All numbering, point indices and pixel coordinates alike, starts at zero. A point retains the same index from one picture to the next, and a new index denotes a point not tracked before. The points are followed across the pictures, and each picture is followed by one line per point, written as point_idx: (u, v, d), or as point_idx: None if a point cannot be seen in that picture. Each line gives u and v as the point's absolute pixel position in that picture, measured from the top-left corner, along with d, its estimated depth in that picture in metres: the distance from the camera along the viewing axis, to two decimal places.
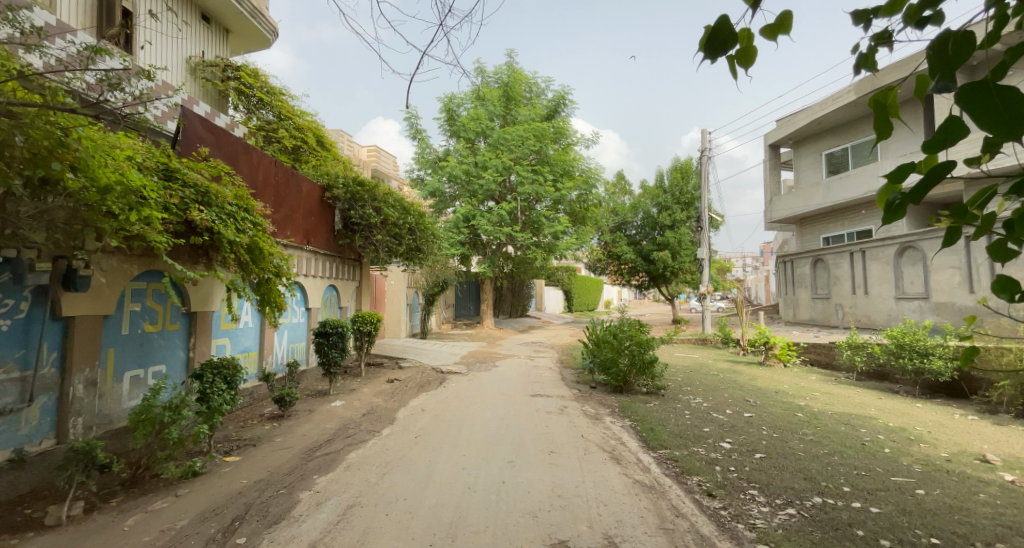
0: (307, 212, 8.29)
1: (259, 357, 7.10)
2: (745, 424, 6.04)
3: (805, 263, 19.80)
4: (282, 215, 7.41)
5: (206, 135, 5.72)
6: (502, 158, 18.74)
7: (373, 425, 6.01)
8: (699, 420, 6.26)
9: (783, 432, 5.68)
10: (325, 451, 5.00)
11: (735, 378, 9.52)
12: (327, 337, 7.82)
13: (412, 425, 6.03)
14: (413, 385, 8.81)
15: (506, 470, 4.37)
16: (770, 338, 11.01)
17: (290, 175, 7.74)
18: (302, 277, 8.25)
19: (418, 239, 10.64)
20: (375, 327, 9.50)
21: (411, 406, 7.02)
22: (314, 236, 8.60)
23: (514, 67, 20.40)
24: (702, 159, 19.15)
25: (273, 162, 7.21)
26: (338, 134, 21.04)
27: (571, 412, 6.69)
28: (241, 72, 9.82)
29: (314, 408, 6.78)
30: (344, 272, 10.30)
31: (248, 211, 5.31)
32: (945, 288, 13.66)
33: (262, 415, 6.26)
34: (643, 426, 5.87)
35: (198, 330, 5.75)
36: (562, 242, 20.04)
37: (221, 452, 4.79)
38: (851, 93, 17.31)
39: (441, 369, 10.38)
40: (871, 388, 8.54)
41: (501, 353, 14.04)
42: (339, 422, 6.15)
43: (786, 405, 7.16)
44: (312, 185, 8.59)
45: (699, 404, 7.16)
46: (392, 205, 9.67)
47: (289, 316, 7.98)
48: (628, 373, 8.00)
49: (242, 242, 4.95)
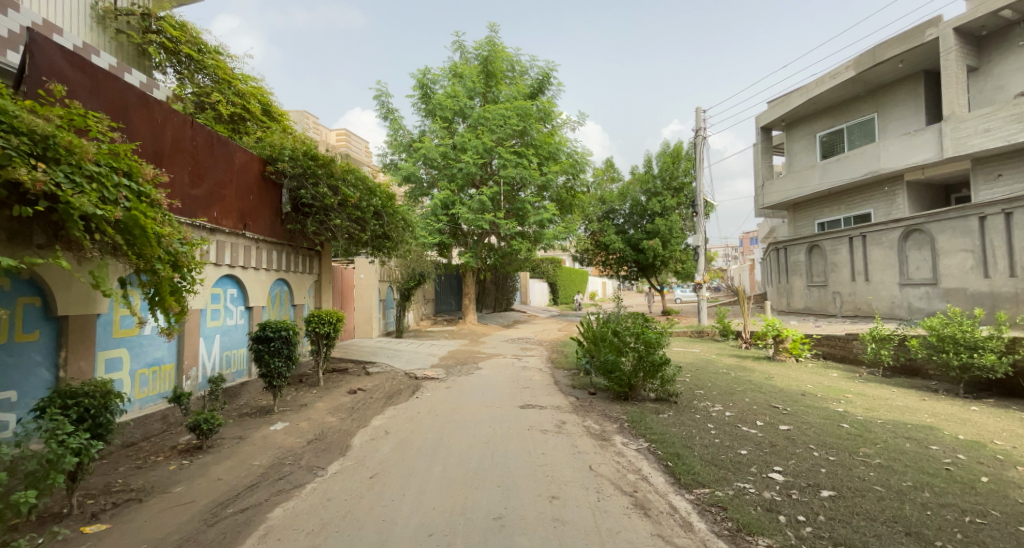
0: (241, 189, 6.73)
1: (178, 371, 5.64)
2: (788, 442, 4.89)
3: (800, 250, 19.00)
4: (206, 191, 5.90)
5: (75, 74, 4.11)
6: (482, 140, 17.24)
7: (317, 459, 4.62)
8: (730, 437, 5.07)
9: (839, 454, 4.53)
10: (240, 507, 3.58)
11: (749, 377, 8.42)
12: (268, 343, 6.29)
13: (368, 457, 4.67)
14: (380, 396, 7.40)
15: (492, 536, 3.04)
16: (782, 330, 9.94)
17: (216, 141, 6.13)
18: (237, 270, 6.76)
19: (385, 225, 9.16)
20: (334, 329, 8.04)
21: (373, 428, 5.64)
22: (253, 219, 7.09)
23: (495, 41, 19.00)
24: (695, 140, 18.00)
25: (189, 122, 5.61)
26: (302, 115, 19.29)
27: (572, 430, 5.43)
28: (165, 23, 8.24)
29: (245, 434, 5.32)
30: (297, 263, 8.79)
31: (129, 177, 3.78)
32: (955, 274, 12.91)
33: (174, 447, 4.84)
34: (665, 449, 4.62)
35: (72, 342, 4.21)
36: (549, 231, 18.55)
37: (80, 520, 3.25)
38: (850, 69, 16.44)
39: (415, 374, 9.00)
40: (905, 386, 7.55)
41: (485, 352, 12.77)
42: (273, 454, 4.72)
43: (823, 412, 6.08)
44: (248, 155, 6.98)
45: (722, 414, 6.00)
46: (353, 184, 8.13)
47: (222, 318, 6.54)
48: (633, 378, 6.79)
49: (109, 218, 3.38)
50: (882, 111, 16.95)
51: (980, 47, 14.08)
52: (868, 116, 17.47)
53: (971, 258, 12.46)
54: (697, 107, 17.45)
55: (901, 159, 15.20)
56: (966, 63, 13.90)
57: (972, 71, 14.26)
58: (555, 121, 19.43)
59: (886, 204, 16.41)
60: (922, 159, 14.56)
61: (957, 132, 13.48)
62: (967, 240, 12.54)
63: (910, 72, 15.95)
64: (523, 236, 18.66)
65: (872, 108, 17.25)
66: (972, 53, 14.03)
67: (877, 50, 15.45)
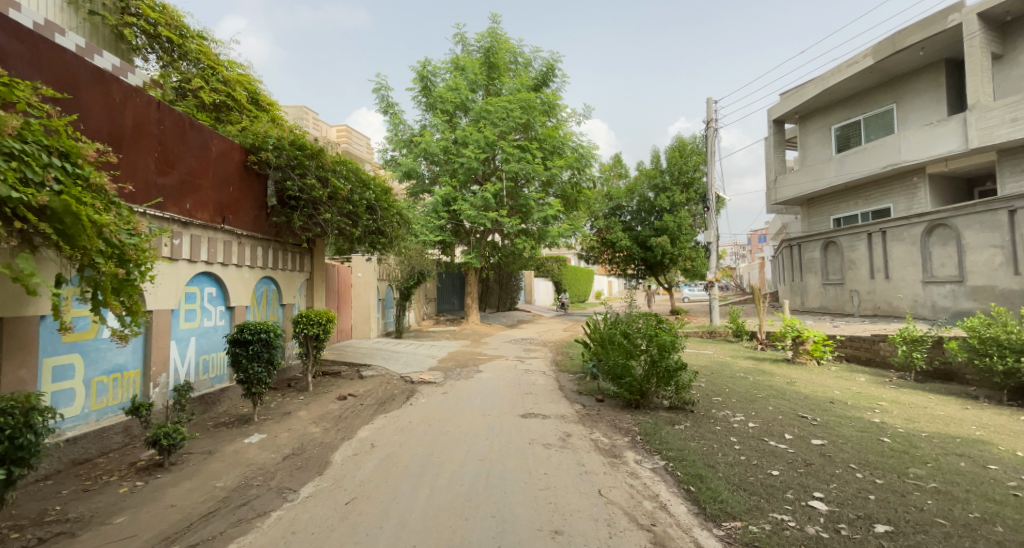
0: (219, 180, 6.23)
1: (145, 377, 5.17)
2: (823, 461, 4.30)
3: (815, 247, 18.28)
4: (177, 180, 5.41)
5: (12, 43, 3.61)
6: (484, 133, 16.64)
7: (289, 479, 4.10)
8: (755, 454, 4.49)
9: (885, 475, 3.92)
10: (187, 543, 3.04)
11: (769, 383, 7.81)
12: (246, 347, 5.74)
13: (347, 477, 4.14)
14: (371, 403, 6.87)
15: None
16: (802, 331, 9.30)
17: (188, 126, 5.64)
18: (216, 267, 6.31)
19: (379, 220, 8.63)
20: (323, 330, 7.53)
21: (358, 440, 5.12)
22: (233, 212, 6.60)
23: (497, 32, 18.42)
24: (706, 132, 17.29)
25: (155, 103, 5.11)
26: (301, 111, 18.90)
27: (578, 445, 4.86)
28: (143, 4, 7.85)
29: (215, 447, 4.81)
30: (286, 261, 8.29)
31: (66, 158, 3.25)
32: (983, 271, 12.18)
33: (132, 465, 4.37)
34: (685, 469, 4.04)
35: (7, 347, 3.70)
36: (553, 228, 17.95)
37: None
38: (868, 58, 15.70)
39: (411, 378, 8.47)
40: (943, 393, 6.88)
41: (487, 353, 12.24)
42: (241, 473, 4.20)
43: (857, 423, 5.47)
44: (228, 143, 6.48)
45: (743, 426, 5.42)
46: (343, 177, 7.63)
47: (199, 319, 6.07)
48: (644, 385, 6.23)
49: (31, 202, 2.82)
50: (901, 102, 16.18)
51: (1006, 32, 13.26)
52: (886, 107, 16.72)
53: (1000, 254, 11.71)
54: (707, 98, 16.77)
55: (923, 150, 14.43)
56: (991, 50, 13.12)
57: (996, 58, 13.46)
58: (560, 114, 18.84)
59: (907, 198, 15.65)
60: (946, 150, 13.78)
61: (982, 122, 12.74)
62: (996, 235, 11.79)
63: (930, 60, 15.17)
64: (527, 233, 18.07)
65: (891, 99, 16.49)
66: (997, 39, 13.24)
67: (897, 37, 14.69)
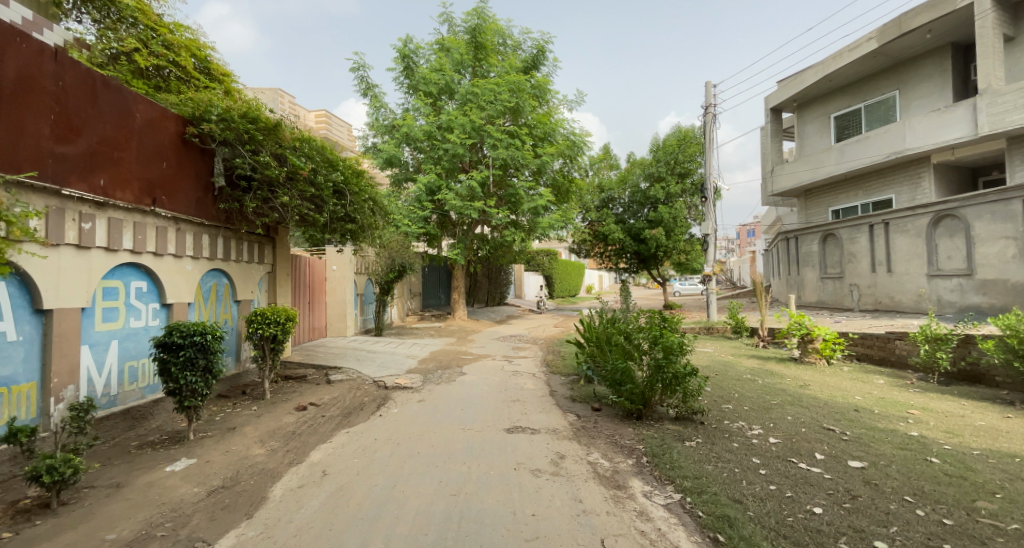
0: (145, 153, 5.25)
1: (44, 391, 4.16)
2: (872, 492, 3.52)
3: (814, 239, 17.69)
4: (84, 150, 4.42)
5: None
6: (470, 118, 15.63)
7: (206, 527, 3.19)
8: (787, 483, 3.68)
9: (953, 514, 3.17)
10: None
11: (781, 386, 7.09)
12: (176, 352, 4.76)
13: (282, 521, 3.25)
14: (335, 414, 5.98)
15: None
16: (812, 329, 8.61)
17: (100, 84, 4.61)
18: (144, 257, 5.35)
19: (348, 206, 7.67)
20: (282, 329, 6.58)
21: (308, 467, 4.22)
22: (167, 193, 5.62)
23: (484, 11, 17.38)
24: (704, 118, 16.47)
25: (51, 53, 4.07)
26: (276, 93, 17.70)
27: (573, 470, 4.04)
28: None
29: (125, 480, 3.88)
30: (238, 252, 7.31)
31: None
32: (993, 264, 11.61)
33: (12, 505, 3.42)
34: (708, 509, 3.22)
35: None
36: (544, 219, 17.08)
37: None
38: (872, 41, 14.94)
39: (385, 383, 7.58)
40: (976, 398, 6.23)
41: (473, 352, 11.38)
42: (146, 518, 3.28)
43: (894, 437, 4.74)
44: (158, 111, 5.46)
45: (764, 443, 4.65)
46: (304, 154, 6.64)
47: (123, 319, 5.13)
48: (648, 393, 5.41)
49: None
50: (905, 88, 15.55)
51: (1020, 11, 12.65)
52: (888, 94, 16.09)
53: (1012, 246, 11.12)
54: (707, 82, 15.90)
55: (929, 138, 13.81)
56: (1003, 32, 12.52)
57: (1009, 40, 12.87)
58: (551, 100, 17.93)
59: (910, 188, 15.09)
60: (954, 137, 13.15)
61: (995, 107, 12.13)
62: (1008, 226, 11.19)
63: (936, 45, 14.54)
64: (516, 225, 17.18)
65: (894, 86, 15.85)
66: (1010, 20, 12.63)
67: (903, 19, 13.99)
